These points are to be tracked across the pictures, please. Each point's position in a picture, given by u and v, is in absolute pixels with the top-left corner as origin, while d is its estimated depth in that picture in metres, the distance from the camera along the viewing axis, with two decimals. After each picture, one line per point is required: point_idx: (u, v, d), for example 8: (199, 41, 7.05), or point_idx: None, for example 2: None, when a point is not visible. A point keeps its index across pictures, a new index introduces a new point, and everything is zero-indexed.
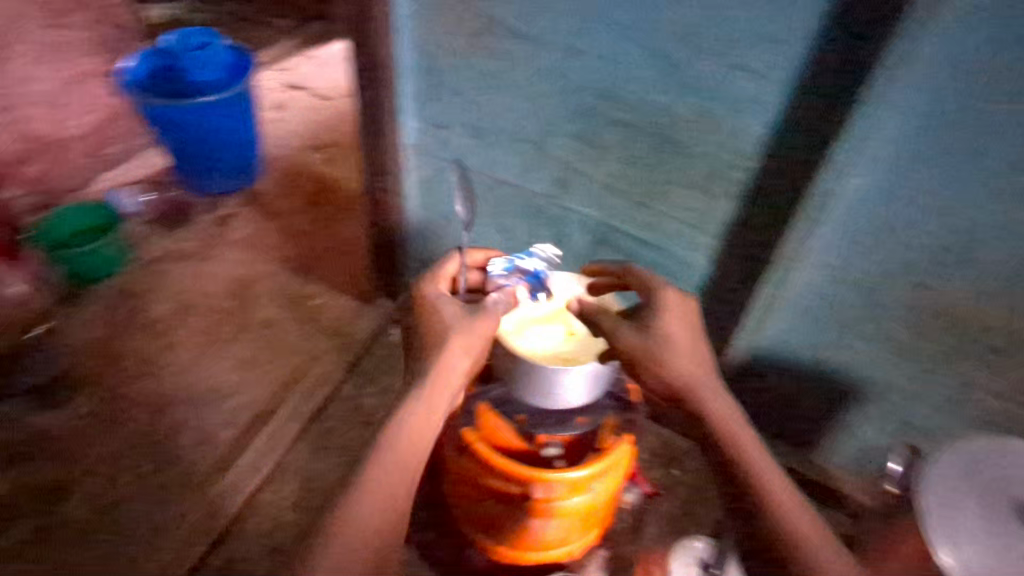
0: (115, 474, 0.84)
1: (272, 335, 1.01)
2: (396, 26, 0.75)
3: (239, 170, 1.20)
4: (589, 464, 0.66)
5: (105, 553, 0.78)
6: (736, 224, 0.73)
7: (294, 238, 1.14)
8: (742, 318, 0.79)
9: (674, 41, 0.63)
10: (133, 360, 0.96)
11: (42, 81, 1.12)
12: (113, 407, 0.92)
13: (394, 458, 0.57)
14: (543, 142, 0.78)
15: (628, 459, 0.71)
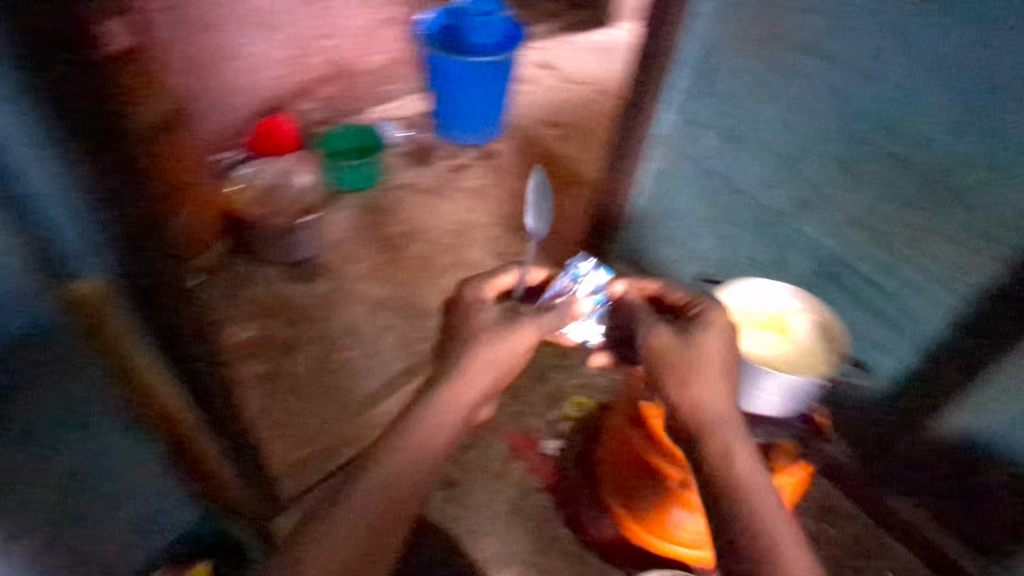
0: (332, 348, 1.00)
1: (476, 279, 1.10)
2: (689, 20, 0.78)
3: (482, 128, 1.33)
4: (757, 474, 0.66)
5: (314, 405, 0.93)
6: (994, 290, 0.68)
7: (514, 199, 1.24)
8: (964, 392, 0.73)
9: (991, 84, 0.61)
10: (362, 267, 1.12)
11: (354, 18, 1.30)
12: (336, 297, 1.07)
13: (409, 450, 0.52)
14: (798, 161, 0.79)
15: (796, 487, 0.69)
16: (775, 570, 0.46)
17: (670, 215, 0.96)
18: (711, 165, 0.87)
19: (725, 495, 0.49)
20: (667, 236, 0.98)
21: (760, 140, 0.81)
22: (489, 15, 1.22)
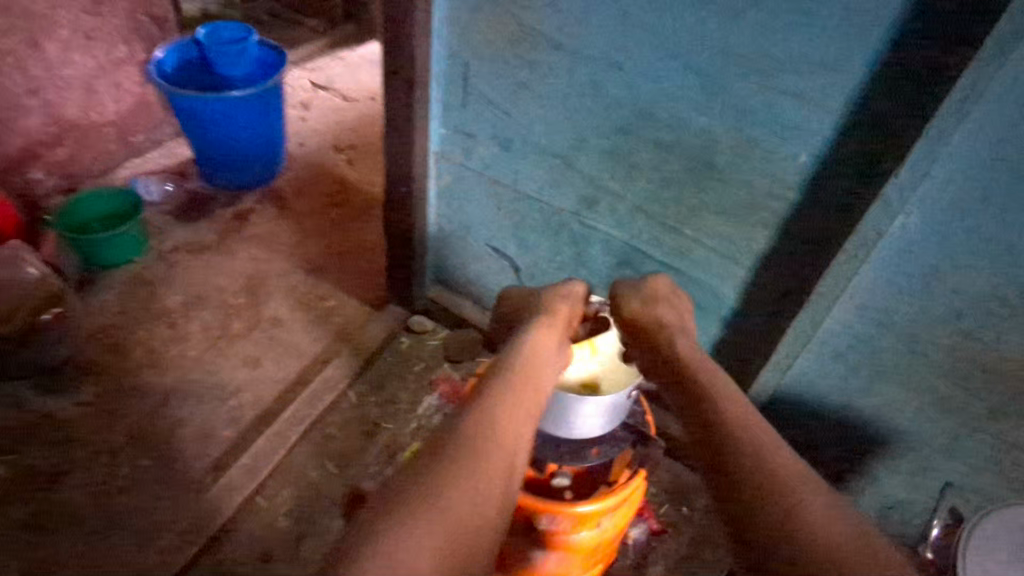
0: (113, 462, 1.05)
1: (276, 332, 1.28)
2: (433, 29, 0.91)
3: (264, 169, 1.55)
4: (599, 499, 0.74)
5: (115, 517, 0.99)
6: (768, 253, 0.84)
7: (301, 240, 1.47)
8: (777, 350, 0.89)
9: (717, 65, 0.74)
10: (142, 352, 1.21)
11: (74, 65, 1.40)
12: (118, 393, 1.15)
13: (492, 442, 0.60)
14: (572, 159, 0.92)
15: (637, 497, 0.80)
16: (808, 514, 0.51)
17: (472, 232, 1.13)
18: (502, 178, 1.02)
19: (777, 472, 0.55)
20: (475, 245, 1.15)
21: (532, 147, 0.95)
22: (239, 48, 1.36)
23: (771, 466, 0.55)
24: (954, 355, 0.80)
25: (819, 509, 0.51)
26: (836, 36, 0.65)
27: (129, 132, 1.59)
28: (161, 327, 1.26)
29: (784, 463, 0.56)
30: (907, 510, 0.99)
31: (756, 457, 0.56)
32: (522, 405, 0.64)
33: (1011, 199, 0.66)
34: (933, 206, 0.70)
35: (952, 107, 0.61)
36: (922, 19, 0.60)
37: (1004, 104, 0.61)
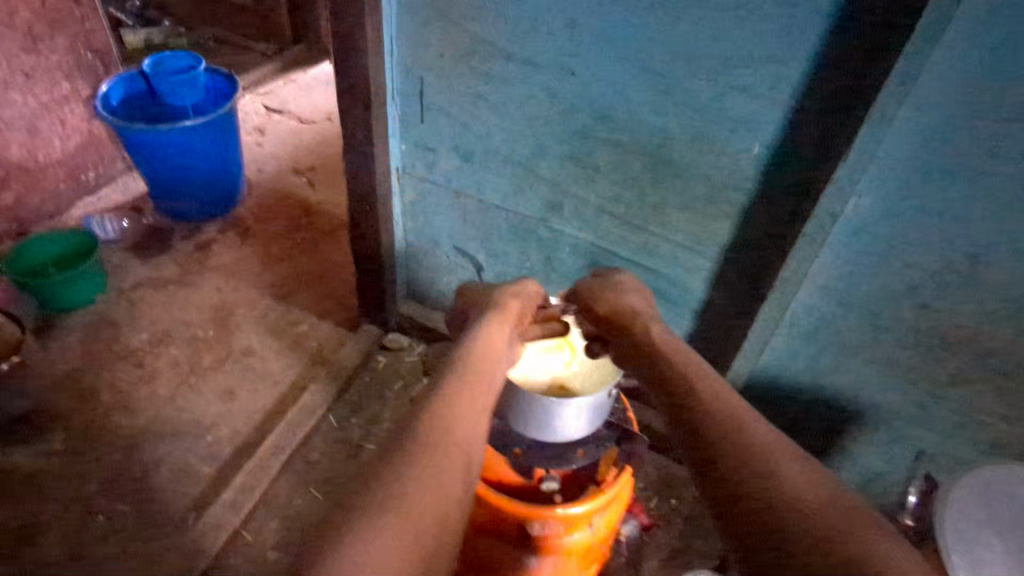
0: (89, 510, 1.05)
1: (249, 362, 1.29)
2: (386, 46, 0.91)
3: (219, 194, 1.56)
4: (588, 500, 0.77)
5: (94, 563, 1.00)
6: (729, 244, 0.88)
7: (268, 267, 1.49)
8: (746, 336, 0.93)
9: (667, 64, 0.76)
10: (111, 395, 1.21)
11: (15, 106, 1.37)
12: (89, 439, 1.15)
13: (447, 443, 0.60)
14: (534, 164, 0.94)
15: (625, 495, 0.82)
16: (778, 478, 0.53)
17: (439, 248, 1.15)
18: (465, 191, 1.04)
19: (747, 442, 0.57)
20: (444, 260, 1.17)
21: (494, 156, 0.97)
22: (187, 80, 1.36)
23: (741, 437, 0.58)
24: (913, 328, 0.83)
25: (795, 478, 0.53)
26: (776, 31, 0.68)
27: (78, 170, 1.56)
28: (129, 367, 1.26)
29: (765, 438, 0.58)
30: (884, 480, 1.04)
31: (722, 432, 0.59)
32: (477, 404, 0.65)
33: (954, 176, 0.69)
34: (884, 186, 0.73)
35: (891, 91, 0.64)
36: (854, 14, 0.64)
37: (940, 86, 0.64)
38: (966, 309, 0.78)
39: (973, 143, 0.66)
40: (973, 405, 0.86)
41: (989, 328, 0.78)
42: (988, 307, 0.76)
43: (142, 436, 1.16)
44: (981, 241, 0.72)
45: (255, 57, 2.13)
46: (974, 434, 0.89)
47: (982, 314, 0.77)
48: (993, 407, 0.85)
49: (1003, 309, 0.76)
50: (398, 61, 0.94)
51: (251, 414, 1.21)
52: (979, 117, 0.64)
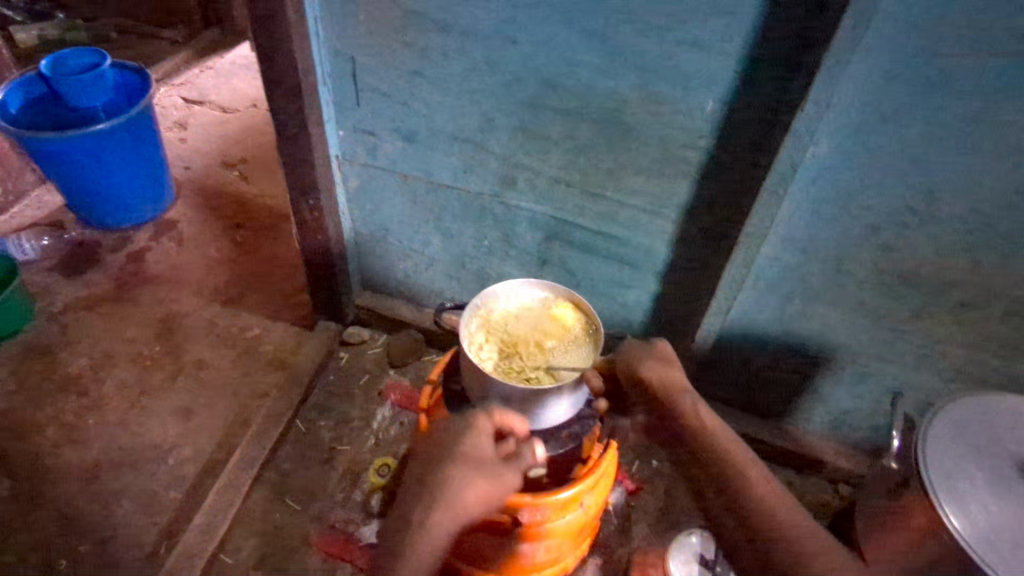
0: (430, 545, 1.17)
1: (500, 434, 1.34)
2: (381, 72, 1.68)
3: None
4: (576, 484, 1.45)
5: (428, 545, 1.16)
6: (693, 195, 1.63)
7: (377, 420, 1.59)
8: (767, 294, 1.77)
9: (536, 103, 1.60)
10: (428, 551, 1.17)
11: (317, 188, 1.94)
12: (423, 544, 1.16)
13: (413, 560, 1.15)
14: (475, 138, 1.74)
15: (605, 479, 1.56)
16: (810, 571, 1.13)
17: (382, 225, 2.10)
18: (412, 168, 1.89)
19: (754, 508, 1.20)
20: (394, 233, 2.11)
21: (440, 136, 1.78)
22: (401, 147, 1.85)
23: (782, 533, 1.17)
24: (875, 278, 1.62)
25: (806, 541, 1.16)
26: (618, 63, 1.45)
27: (311, 280, 2.26)
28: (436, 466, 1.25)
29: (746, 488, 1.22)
30: (851, 416, 1.97)
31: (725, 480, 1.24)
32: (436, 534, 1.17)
33: (887, 125, 1.35)
34: (853, 91, 1.32)
35: (853, 20, 1.20)
36: (559, 107, 1.59)
37: (882, 36, 1.23)
38: (925, 254, 1.53)
39: (933, 57, 1.23)
40: (930, 357, 1.73)
41: (960, 290, 1.56)
42: (970, 224, 1.44)
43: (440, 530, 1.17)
44: (900, 177, 1.42)
45: (170, 46, 3.84)
46: (940, 365, 1.74)
47: (970, 226, 1.44)
48: (969, 351, 1.68)
49: (972, 225, 1.44)
50: (327, 99, 1.78)
51: (159, 403, 2.15)
52: (954, 46, 1.21)
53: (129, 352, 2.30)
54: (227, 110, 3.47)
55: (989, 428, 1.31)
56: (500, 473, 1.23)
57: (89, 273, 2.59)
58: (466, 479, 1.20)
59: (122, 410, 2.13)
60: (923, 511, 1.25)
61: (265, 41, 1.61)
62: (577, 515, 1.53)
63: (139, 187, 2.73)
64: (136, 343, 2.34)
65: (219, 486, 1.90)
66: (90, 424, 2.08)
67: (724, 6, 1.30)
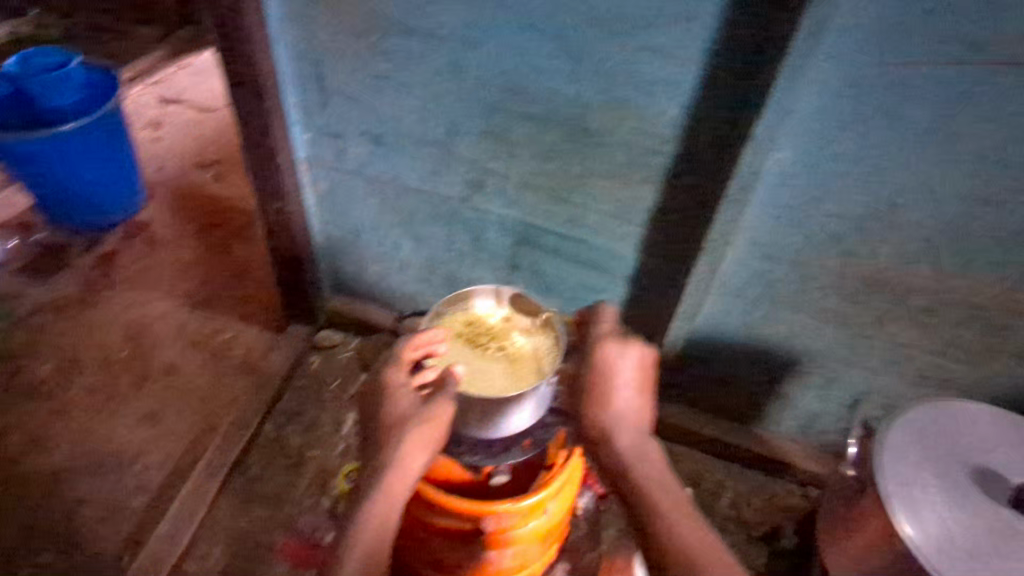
0: (377, 506, 1.20)
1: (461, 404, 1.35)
2: (345, 74, 1.67)
3: None
4: (541, 491, 1.44)
5: (375, 507, 1.19)
6: (659, 200, 1.63)
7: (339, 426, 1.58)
8: (734, 299, 1.77)
9: (502, 106, 1.59)
10: (379, 513, 1.19)
11: (285, 191, 1.92)
12: (370, 509, 1.19)
13: (369, 529, 1.17)
14: (442, 141, 1.73)
15: (571, 484, 1.55)
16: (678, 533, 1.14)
17: (352, 228, 2.08)
18: (380, 171, 1.87)
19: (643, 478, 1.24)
20: (365, 236, 2.09)
21: (406, 139, 1.76)
22: (368, 150, 1.83)
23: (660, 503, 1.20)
24: (839, 283, 1.62)
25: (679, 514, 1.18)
26: (581, 69, 1.45)
27: (281, 283, 2.24)
28: (380, 441, 1.29)
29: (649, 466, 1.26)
30: (819, 419, 1.98)
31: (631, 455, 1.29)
32: (386, 496, 1.20)
33: (845, 133, 1.35)
34: (812, 99, 1.32)
35: (809, 30, 1.20)
36: (523, 111, 1.58)
37: (839, 45, 1.24)
38: (887, 259, 1.53)
39: (889, 67, 1.24)
40: (895, 360, 1.74)
41: (921, 295, 1.57)
42: (930, 230, 1.45)
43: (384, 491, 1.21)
44: (861, 184, 1.42)
45: (146, 44, 3.79)
46: (904, 369, 1.75)
47: (930, 233, 1.45)
48: (932, 355, 1.69)
49: (930, 231, 1.45)
50: (293, 103, 1.76)
51: (126, 409, 2.13)
52: (910, 56, 1.21)
53: (95, 357, 2.27)
54: (202, 110, 3.42)
55: (946, 435, 1.32)
56: (426, 410, 1.26)
57: (58, 276, 2.55)
58: (397, 431, 1.26)
59: (87, 415, 2.10)
60: (879, 517, 1.26)
61: (226, 42, 1.59)
62: (543, 522, 1.52)
63: (111, 189, 2.68)
64: (104, 347, 2.30)
65: (185, 492, 1.88)
66: (54, 430, 2.05)
67: (685, 11, 1.30)
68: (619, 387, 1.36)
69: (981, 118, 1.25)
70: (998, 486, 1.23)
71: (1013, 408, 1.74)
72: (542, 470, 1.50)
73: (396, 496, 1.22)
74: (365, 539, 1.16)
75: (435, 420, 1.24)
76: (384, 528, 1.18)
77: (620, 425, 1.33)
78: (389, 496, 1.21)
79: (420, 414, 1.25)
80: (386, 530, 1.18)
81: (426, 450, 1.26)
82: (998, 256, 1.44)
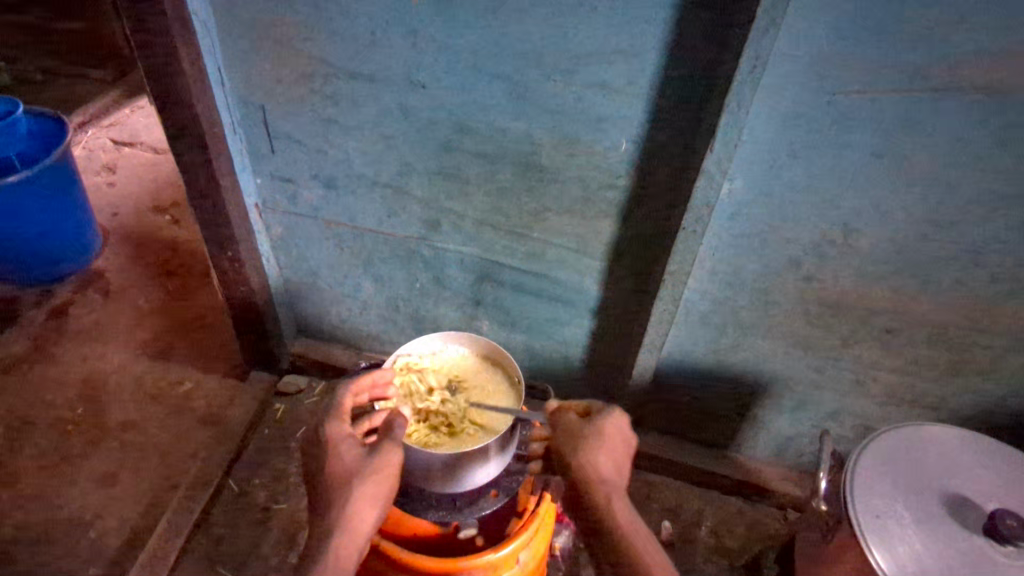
0: (328, 564, 1.15)
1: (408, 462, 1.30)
2: (292, 119, 1.63)
3: None
4: (509, 543, 1.38)
5: (327, 566, 1.15)
6: (617, 233, 1.61)
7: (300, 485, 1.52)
8: (700, 327, 1.75)
9: (453, 146, 1.56)
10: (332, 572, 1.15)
11: (239, 239, 1.87)
12: (321, 569, 1.14)
13: None
14: (395, 183, 1.70)
15: (543, 531, 1.50)
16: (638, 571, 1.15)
17: (310, 271, 2.03)
18: (335, 214, 1.83)
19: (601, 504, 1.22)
20: (323, 278, 2.04)
21: (359, 182, 1.73)
22: (322, 194, 1.79)
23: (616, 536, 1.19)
24: (802, 308, 1.61)
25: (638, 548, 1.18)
26: (529, 108, 1.43)
27: (240, 330, 2.17)
28: (325, 494, 1.23)
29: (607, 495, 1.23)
30: (792, 441, 1.96)
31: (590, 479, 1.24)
32: (338, 554, 1.17)
33: (795, 163, 1.35)
34: (760, 130, 1.32)
35: (751, 64, 1.19)
36: (475, 151, 1.56)
37: (783, 77, 1.23)
38: (847, 283, 1.53)
39: (833, 97, 1.23)
40: (862, 381, 1.73)
41: (883, 317, 1.57)
42: (887, 253, 1.44)
43: (335, 549, 1.17)
44: (816, 212, 1.42)
45: (99, 85, 3.71)
46: (873, 389, 1.74)
47: (887, 256, 1.45)
48: (898, 375, 1.69)
49: (887, 254, 1.44)
50: (240, 150, 1.72)
51: (79, 470, 2.03)
52: (852, 86, 1.21)
53: (48, 417, 2.18)
54: (159, 151, 3.35)
55: (915, 462, 1.30)
56: (373, 462, 1.21)
57: (7, 332, 2.46)
58: (345, 486, 1.21)
59: (39, 481, 2.00)
60: (854, 552, 1.24)
61: (165, 93, 1.55)
62: (516, 572, 1.46)
63: (64, 239, 2.60)
64: (56, 405, 2.21)
65: (143, 559, 1.79)
66: (3, 499, 1.95)
67: (628, 48, 1.29)
68: (607, 442, 1.27)
69: (928, 144, 1.25)
70: (970, 514, 1.21)
71: (984, 423, 1.74)
72: (512, 517, 1.46)
73: (348, 553, 1.18)
74: None
75: (382, 474, 1.19)
76: None
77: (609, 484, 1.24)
78: (343, 553, 1.17)
79: (370, 468, 1.20)
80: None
81: (376, 504, 1.22)
82: (955, 275, 1.44)
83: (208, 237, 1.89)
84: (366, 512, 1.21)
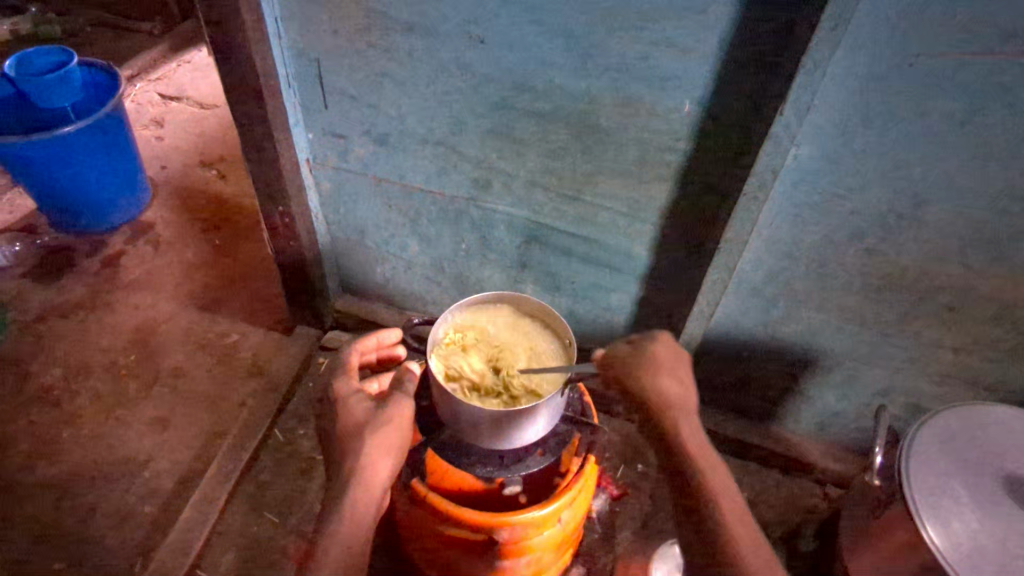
0: (349, 500, 1.21)
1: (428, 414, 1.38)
2: (347, 73, 1.62)
3: None
4: (554, 502, 1.40)
5: (348, 502, 1.20)
6: (673, 198, 1.58)
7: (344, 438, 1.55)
8: (751, 298, 1.72)
9: (510, 105, 1.54)
10: (354, 505, 1.20)
11: (290, 194, 1.88)
12: (343, 506, 1.19)
13: (343, 524, 1.17)
14: (447, 141, 1.69)
15: (585, 492, 1.51)
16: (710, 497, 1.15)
17: (358, 228, 2.04)
18: (385, 171, 1.83)
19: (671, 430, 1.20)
20: (370, 236, 2.05)
21: (412, 139, 1.72)
22: (374, 150, 1.79)
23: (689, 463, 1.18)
24: (861, 281, 1.57)
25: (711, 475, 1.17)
26: (591, 66, 1.40)
27: (287, 285, 2.20)
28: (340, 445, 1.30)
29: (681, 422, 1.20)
30: (837, 418, 1.94)
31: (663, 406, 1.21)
32: (357, 491, 1.21)
33: (868, 128, 1.29)
34: (833, 93, 1.27)
35: (833, 23, 1.14)
36: (532, 109, 1.53)
37: (864, 38, 1.18)
38: (911, 258, 1.48)
39: (917, 60, 1.17)
40: (917, 359, 1.69)
41: (946, 293, 1.52)
42: (957, 227, 1.39)
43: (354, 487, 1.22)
44: (885, 182, 1.37)
45: (146, 39, 3.73)
46: (928, 368, 1.70)
47: (957, 229, 1.40)
48: (956, 354, 1.64)
49: (958, 228, 1.39)
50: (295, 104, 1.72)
51: (133, 414, 2.11)
52: (939, 48, 1.15)
53: (103, 362, 2.25)
54: (205, 107, 3.38)
55: (977, 442, 1.27)
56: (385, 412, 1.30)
57: (64, 279, 2.53)
58: (359, 433, 1.28)
59: (95, 422, 2.08)
60: (907, 528, 1.22)
61: (224, 43, 1.55)
62: (557, 531, 1.48)
63: (115, 191, 2.66)
64: (111, 351, 2.29)
65: (195, 500, 1.86)
66: (63, 437, 2.04)
67: (699, 4, 1.24)
68: (677, 368, 1.25)
69: (1016, 112, 1.19)
70: None
71: None
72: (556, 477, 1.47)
73: (367, 490, 1.23)
74: (340, 533, 1.16)
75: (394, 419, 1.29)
76: (358, 520, 1.19)
77: (682, 405, 1.23)
78: (363, 488, 1.22)
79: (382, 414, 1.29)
80: (362, 523, 1.19)
81: (391, 448, 1.27)
82: None
83: (260, 191, 1.91)
84: (383, 453, 1.26)
